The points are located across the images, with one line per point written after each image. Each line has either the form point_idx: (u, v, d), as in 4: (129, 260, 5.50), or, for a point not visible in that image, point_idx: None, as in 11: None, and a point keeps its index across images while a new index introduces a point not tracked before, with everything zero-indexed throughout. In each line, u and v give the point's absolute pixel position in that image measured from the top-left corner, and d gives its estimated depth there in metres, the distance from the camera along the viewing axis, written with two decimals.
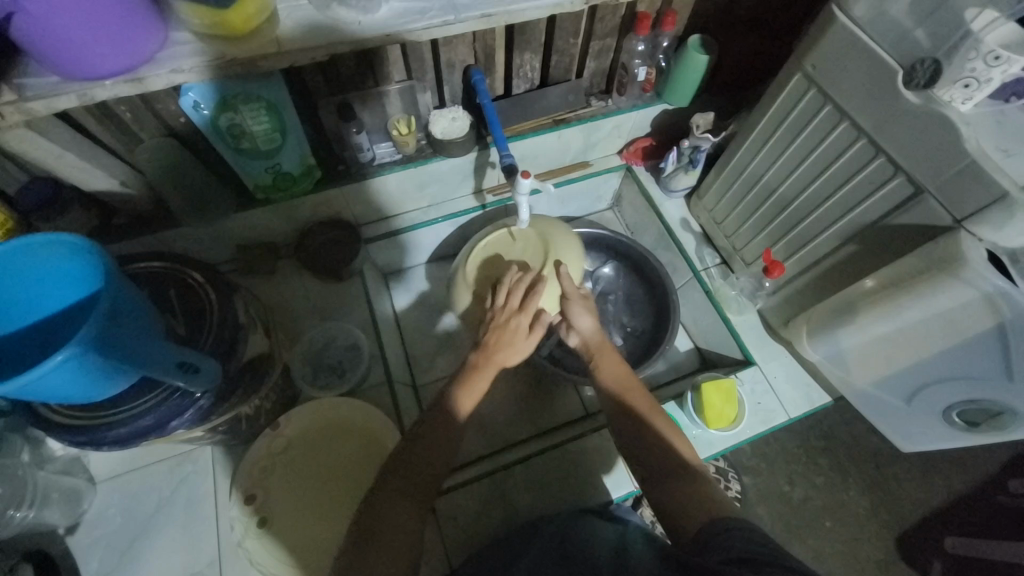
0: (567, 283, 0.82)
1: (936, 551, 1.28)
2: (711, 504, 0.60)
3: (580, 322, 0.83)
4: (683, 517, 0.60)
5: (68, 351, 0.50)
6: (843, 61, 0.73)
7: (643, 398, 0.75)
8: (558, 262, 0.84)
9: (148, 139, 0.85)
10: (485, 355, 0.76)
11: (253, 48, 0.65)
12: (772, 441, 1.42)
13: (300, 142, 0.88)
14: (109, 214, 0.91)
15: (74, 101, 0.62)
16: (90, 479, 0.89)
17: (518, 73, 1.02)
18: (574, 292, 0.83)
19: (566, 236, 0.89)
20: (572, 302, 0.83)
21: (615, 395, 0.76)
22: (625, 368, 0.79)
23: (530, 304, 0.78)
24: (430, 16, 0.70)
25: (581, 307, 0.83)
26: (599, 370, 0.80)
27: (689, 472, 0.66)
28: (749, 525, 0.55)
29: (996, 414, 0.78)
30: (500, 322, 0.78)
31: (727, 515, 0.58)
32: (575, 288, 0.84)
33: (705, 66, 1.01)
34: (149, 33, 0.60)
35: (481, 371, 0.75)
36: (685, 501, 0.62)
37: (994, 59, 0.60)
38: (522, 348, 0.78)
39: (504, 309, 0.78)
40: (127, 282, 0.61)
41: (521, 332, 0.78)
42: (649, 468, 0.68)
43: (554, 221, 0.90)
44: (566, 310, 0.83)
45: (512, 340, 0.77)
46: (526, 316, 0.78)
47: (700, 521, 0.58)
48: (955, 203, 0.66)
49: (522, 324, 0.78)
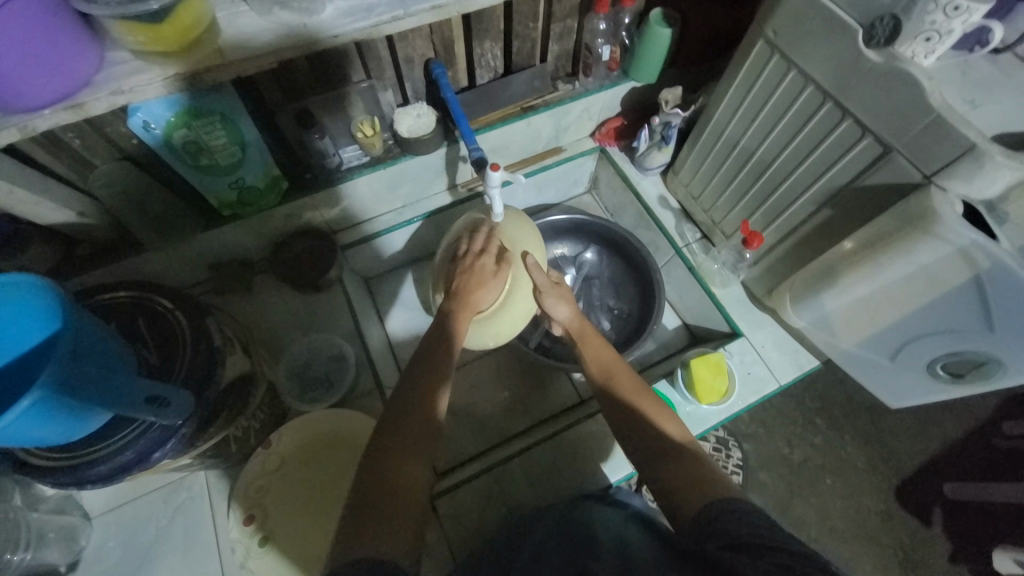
0: (537, 275, 0.81)
1: (937, 498, 1.31)
2: (708, 485, 0.60)
3: (557, 313, 0.83)
4: (680, 499, 0.60)
5: (33, 396, 0.48)
6: (802, 24, 0.72)
7: (630, 380, 0.75)
8: (526, 253, 0.83)
9: (102, 165, 0.82)
10: (460, 299, 0.78)
11: (194, 62, 0.63)
12: (768, 407, 1.44)
13: (260, 154, 0.86)
14: (72, 245, 0.89)
15: (15, 135, 0.59)
16: (85, 514, 0.88)
17: (480, 63, 1.00)
18: (545, 283, 0.82)
19: (521, 224, 0.87)
20: (545, 294, 0.82)
21: (603, 375, 0.77)
22: (611, 352, 0.80)
23: (491, 242, 0.81)
24: (377, 12, 0.68)
25: (555, 297, 0.83)
26: (587, 353, 0.81)
27: (685, 455, 0.65)
28: (747, 506, 0.55)
29: (979, 365, 0.79)
30: (467, 267, 0.80)
31: (724, 496, 0.57)
32: (546, 278, 0.83)
33: (669, 41, 0.99)
34: (84, 55, 0.58)
35: (457, 316, 0.76)
36: (682, 485, 0.61)
37: (954, 10, 0.59)
38: (493, 288, 0.79)
39: (470, 254, 0.81)
40: (89, 318, 0.59)
41: (489, 272, 0.79)
42: (644, 451, 0.68)
43: (522, 214, 0.89)
44: (541, 302, 0.83)
45: (482, 280, 0.78)
46: (491, 256, 0.80)
47: (698, 502, 0.58)
48: (923, 159, 0.66)
49: (488, 263, 0.79)
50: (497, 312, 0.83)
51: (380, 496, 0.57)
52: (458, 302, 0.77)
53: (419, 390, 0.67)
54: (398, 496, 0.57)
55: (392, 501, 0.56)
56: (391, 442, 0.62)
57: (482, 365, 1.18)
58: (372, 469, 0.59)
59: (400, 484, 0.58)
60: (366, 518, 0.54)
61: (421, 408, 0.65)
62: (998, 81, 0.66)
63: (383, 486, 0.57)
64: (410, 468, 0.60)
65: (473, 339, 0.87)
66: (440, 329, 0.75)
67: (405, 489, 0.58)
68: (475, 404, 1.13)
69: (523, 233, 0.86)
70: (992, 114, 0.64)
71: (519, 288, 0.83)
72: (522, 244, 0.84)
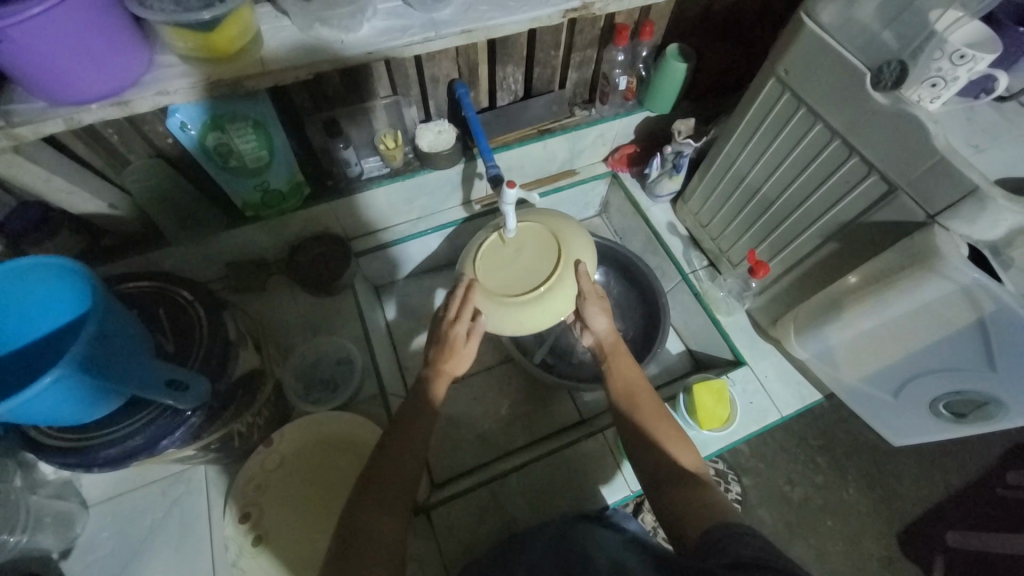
0: (584, 282, 0.78)
1: (938, 546, 1.29)
2: (713, 508, 0.60)
3: (596, 323, 0.80)
4: (686, 523, 0.60)
5: (56, 373, 0.50)
6: (812, 65, 0.76)
7: (651, 403, 0.76)
8: (577, 261, 0.78)
9: (137, 160, 0.86)
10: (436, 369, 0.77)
11: (237, 69, 0.66)
12: (769, 440, 1.43)
13: (287, 159, 0.89)
14: (98, 236, 0.92)
15: (61, 125, 0.63)
16: (83, 502, 0.88)
17: (502, 86, 1.04)
18: (591, 292, 0.78)
19: (576, 231, 0.81)
20: (588, 302, 0.79)
21: (625, 396, 0.77)
22: (637, 371, 0.79)
23: (465, 310, 0.75)
24: (410, 33, 0.71)
25: (597, 308, 0.79)
26: (611, 373, 0.80)
27: (693, 479, 0.66)
28: (749, 529, 0.54)
29: (981, 405, 0.79)
30: (440, 333, 0.76)
31: (728, 520, 0.57)
32: (593, 287, 0.79)
33: (684, 74, 1.03)
34: (135, 57, 0.62)
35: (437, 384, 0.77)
36: (687, 512, 0.61)
37: (959, 58, 0.62)
38: (465, 355, 0.77)
39: (444, 320, 0.77)
40: (116, 302, 0.61)
41: (460, 341, 0.76)
42: (653, 477, 0.68)
43: (562, 217, 0.82)
44: (582, 309, 0.79)
45: (454, 348, 0.76)
46: (464, 325, 0.76)
47: (702, 525, 0.58)
48: (927, 199, 0.68)
49: (459, 334, 0.76)
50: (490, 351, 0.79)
51: (352, 545, 0.63)
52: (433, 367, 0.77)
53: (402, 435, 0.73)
54: (377, 546, 0.63)
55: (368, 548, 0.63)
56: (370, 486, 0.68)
57: (485, 378, 1.19)
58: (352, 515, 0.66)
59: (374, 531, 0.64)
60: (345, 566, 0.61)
61: (405, 450, 0.72)
62: (1003, 128, 0.68)
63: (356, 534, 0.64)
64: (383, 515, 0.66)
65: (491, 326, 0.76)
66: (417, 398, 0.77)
67: (380, 536, 0.64)
68: (476, 417, 1.14)
69: (577, 241, 0.79)
70: (994, 159, 0.66)
71: (561, 286, 0.75)
72: (577, 252, 0.78)
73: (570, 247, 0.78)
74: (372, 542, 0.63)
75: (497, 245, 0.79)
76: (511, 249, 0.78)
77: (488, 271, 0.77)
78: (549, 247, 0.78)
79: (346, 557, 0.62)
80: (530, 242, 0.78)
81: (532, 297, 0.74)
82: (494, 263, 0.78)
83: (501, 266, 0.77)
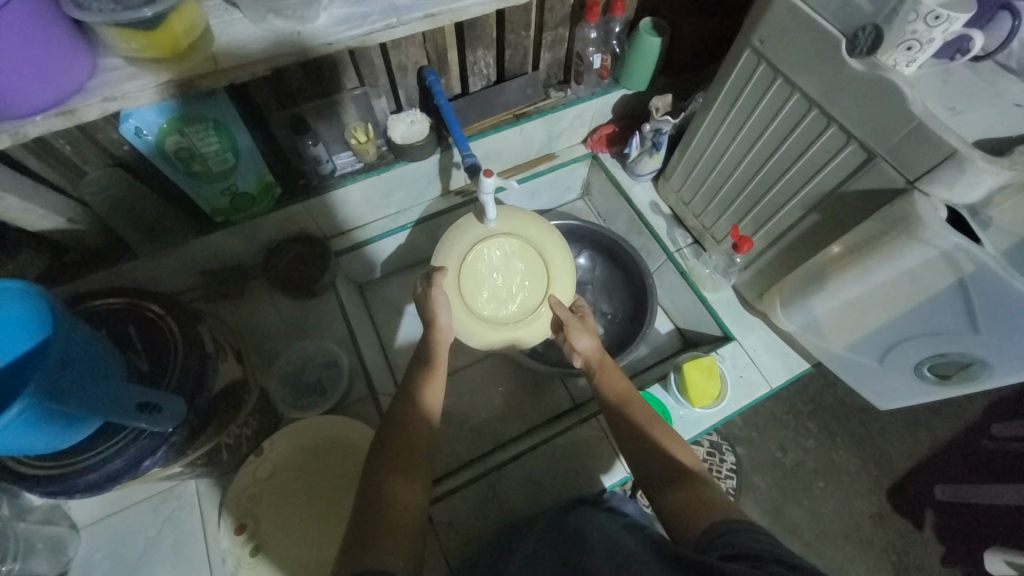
0: (561, 312, 0.88)
1: (928, 500, 1.32)
2: (712, 506, 0.59)
3: (579, 344, 0.86)
4: (683, 521, 0.59)
5: (21, 403, 0.48)
6: (787, 33, 0.74)
7: (644, 409, 0.77)
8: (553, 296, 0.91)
9: (93, 171, 0.82)
10: (411, 387, 0.76)
11: (189, 68, 0.63)
12: (761, 410, 1.45)
13: (254, 159, 0.86)
14: (62, 252, 0.88)
15: (6, 141, 0.58)
16: (73, 525, 0.87)
17: (473, 71, 1.01)
18: (569, 318, 0.88)
19: (559, 250, 0.92)
20: (569, 325, 0.87)
21: (619, 406, 0.78)
22: (625, 381, 0.82)
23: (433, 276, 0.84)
24: (371, 20, 0.68)
25: (580, 328, 0.87)
26: (603, 386, 0.82)
27: (689, 477, 0.65)
28: (747, 523, 0.54)
29: (966, 366, 0.80)
30: (430, 298, 0.83)
31: (726, 514, 0.56)
32: (571, 314, 0.89)
33: (659, 49, 1.00)
34: (77, 62, 0.58)
35: (438, 352, 0.81)
36: (684, 507, 0.60)
37: (934, 19, 0.59)
38: (441, 302, 0.83)
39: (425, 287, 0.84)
40: (80, 324, 0.59)
41: (443, 303, 0.84)
42: (652, 476, 0.68)
43: (544, 224, 0.92)
44: (566, 334, 0.87)
45: (435, 314, 0.83)
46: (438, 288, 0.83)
47: (702, 523, 0.57)
48: (906, 165, 0.67)
49: (441, 295, 0.83)
50: (508, 327, 0.89)
51: (372, 522, 0.58)
52: (434, 291, 0.82)
53: (405, 406, 0.72)
54: (389, 531, 0.58)
55: (387, 520, 0.59)
56: (382, 460, 0.66)
57: (476, 370, 1.19)
58: (366, 487, 0.63)
59: (394, 503, 0.61)
60: (361, 540, 0.56)
61: (413, 419, 0.71)
62: (979, 89, 0.67)
63: (382, 499, 0.61)
64: (400, 488, 0.63)
65: (470, 338, 0.88)
66: (390, 421, 0.71)
67: (395, 510, 0.61)
68: (470, 409, 1.13)
69: (561, 274, 0.92)
70: (972, 120, 0.66)
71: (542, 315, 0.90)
72: (558, 283, 0.91)
73: (553, 280, 0.91)
74: (390, 523, 0.58)
75: (492, 265, 0.89)
76: (499, 272, 0.90)
77: (469, 287, 0.88)
78: (538, 269, 0.91)
79: (360, 536, 0.57)
80: (512, 258, 0.90)
81: (515, 324, 0.90)
82: (476, 288, 0.88)
83: (486, 287, 0.89)
